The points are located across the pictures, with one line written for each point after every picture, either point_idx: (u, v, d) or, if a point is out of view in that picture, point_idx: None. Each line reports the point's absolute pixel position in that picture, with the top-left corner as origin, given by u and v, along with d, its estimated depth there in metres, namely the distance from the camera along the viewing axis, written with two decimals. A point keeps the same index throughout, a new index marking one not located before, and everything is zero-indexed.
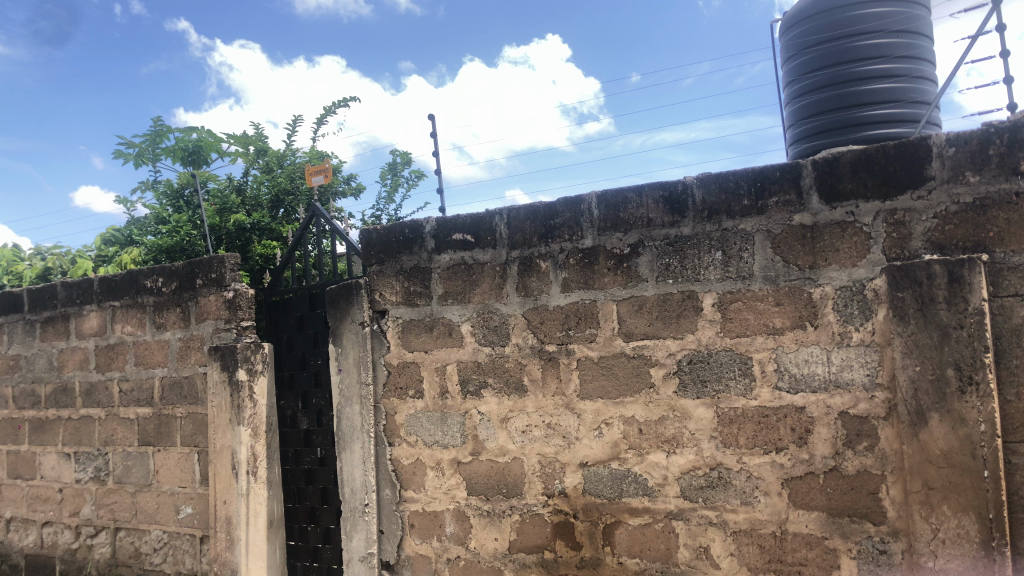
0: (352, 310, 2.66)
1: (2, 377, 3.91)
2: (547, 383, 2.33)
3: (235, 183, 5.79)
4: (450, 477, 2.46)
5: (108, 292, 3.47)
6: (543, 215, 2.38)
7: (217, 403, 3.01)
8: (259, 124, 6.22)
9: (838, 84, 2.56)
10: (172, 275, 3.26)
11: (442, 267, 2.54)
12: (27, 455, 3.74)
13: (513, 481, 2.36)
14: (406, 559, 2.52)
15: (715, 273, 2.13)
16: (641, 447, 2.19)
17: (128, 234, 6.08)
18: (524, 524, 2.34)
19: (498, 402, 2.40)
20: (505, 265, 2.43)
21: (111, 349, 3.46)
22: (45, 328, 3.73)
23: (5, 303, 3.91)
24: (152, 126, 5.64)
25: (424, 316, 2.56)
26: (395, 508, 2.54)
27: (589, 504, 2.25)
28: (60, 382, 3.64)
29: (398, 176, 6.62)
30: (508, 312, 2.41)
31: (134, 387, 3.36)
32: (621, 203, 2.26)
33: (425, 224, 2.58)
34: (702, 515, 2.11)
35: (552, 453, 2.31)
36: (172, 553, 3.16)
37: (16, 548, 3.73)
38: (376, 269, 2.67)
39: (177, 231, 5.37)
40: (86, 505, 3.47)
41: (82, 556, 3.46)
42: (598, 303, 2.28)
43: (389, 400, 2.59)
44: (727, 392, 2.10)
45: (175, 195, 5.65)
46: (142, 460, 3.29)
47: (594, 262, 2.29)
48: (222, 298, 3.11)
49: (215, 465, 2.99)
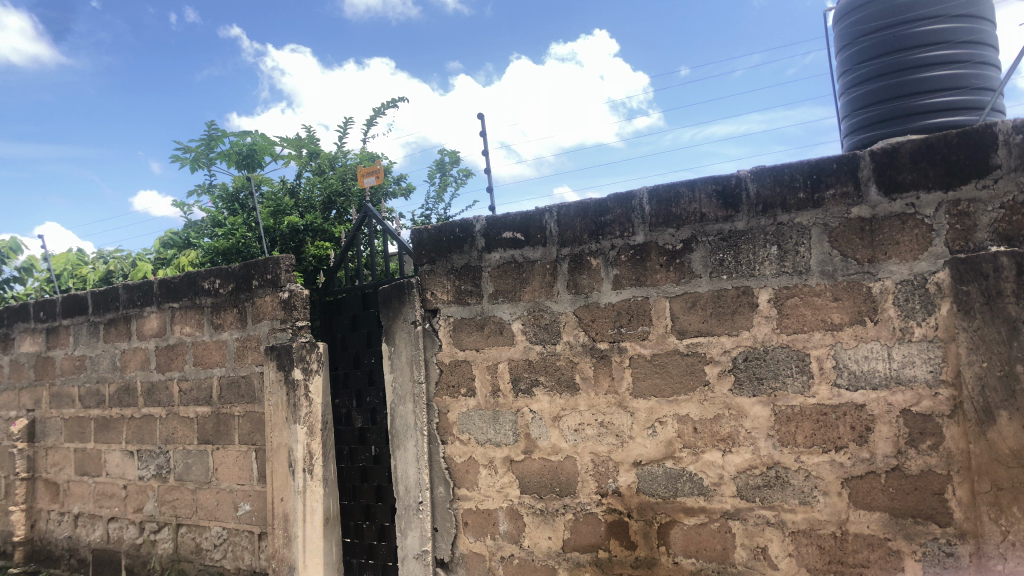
0: (404, 309, 2.67)
1: (69, 377, 4.03)
2: (599, 381, 2.31)
3: (289, 186, 5.87)
4: (503, 476, 2.46)
5: (168, 294, 3.56)
6: (593, 212, 2.36)
7: (274, 402, 3.06)
8: (311, 127, 6.31)
9: (897, 72, 2.49)
10: (229, 276, 3.33)
11: (493, 265, 2.54)
12: (94, 453, 3.86)
13: (566, 479, 2.35)
14: (460, 557, 2.53)
15: (771, 268, 2.09)
16: (696, 446, 2.17)
17: (186, 236, 6.22)
18: (577, 523, 2.32)
19: (550, 400, 2.39)
20: (555, 262, 2.42)
21: (171, 350, 3.54)
22: (108, 329, 3.84)
23: (71, 305, 4.03)
24: (207, 131, 5.76)
25: (475, 314, 2.56)
26: (449, 506, 2.55)
27: (643, 503, 2.23)
28: (123, 381, 3.74)
29: (447, 175, 6.65)
30: (559, 310, 2.40)
31: (193, 387, 3.43)
32: (672, 198, 2.23)
33: (475, 223, 2.58)
34: (760, 515, 2.07)
35: (605, 452, 2.29)
36: (232, 549, 3.22)
37: (84, 543, 3.85)
38: (427, 268, 2.68)
39: (233, 234, 5.49)
40: (149, 501, 3.56)
41: (146, 551, 3.55)
42: (651, 300, 2.25)
43: (442, 398, 2.60)
44: (785, 390, 2.06)
45: (231, 198, 5.75)
46: (202, 458, 3.36)
47: (646, 258, 2.27)
48: (278, 299, 3.16)
49: (272, 463, 3.04)
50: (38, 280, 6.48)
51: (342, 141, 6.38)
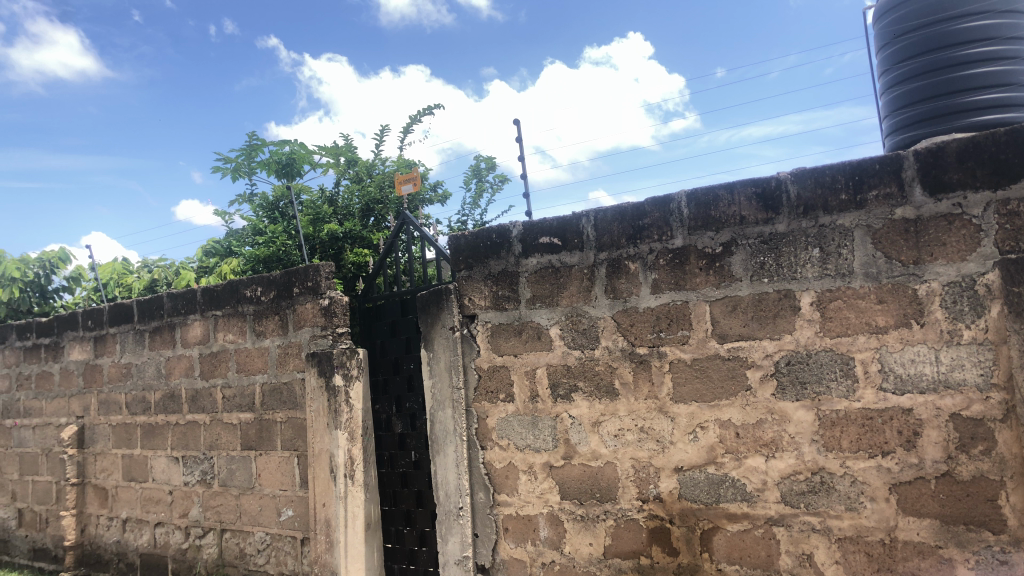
0: (442, 315, 2.68)
1: (116, 384, 4.11)
2: (639, 386, 2.30)
3: (327, 194, 5.94)
4: (544, 481, 2.45)
5: (211, 302, 3.62)
6: (631, 216, 2.35)
7: (316, 408, 3.08)
8: (349, 136, 6.38)
9: (941, 70, 2.44)
10: (271, 284, 3.37)
11: (530, 271, 2.54)
12: (140, 459, 3.93)
13: (607, 485, 2.33)
14: (501, 562, 2.52)
15: (813, 271, 2.06)
16: (738, 451, 2.14)
17: (228, 245, 6.31)
18: (619, 529, 2.31)
19: (590, 406, 2.38)
20: (593, 267, 2.41)
21: (214, 357, 3.60)
22: (153, 337, 3.91)
23: (117, 314, 4.11)
24: (247, 141, 5.85)
25: (513, 320, 2.56)
26: (489, 512, 2.55)
27: (685, 509, 2.20)
28: (168, 388, 3.81)
29: (483, 181, 6.67)
30: (597, 315, 2.39)
31: (236, 394, 3.48)
32: (711, 201, 2.22)
33: (512, 228, 2.59)
34: (805, 521, 2.04)
35: (646, 457, 2.28)
36: (275, 554, 3.25)
37: (131, 547, 3.92)
38: (464, 274, 2.69)
39: (274, 242, 5.56)
40: (194, 507, 3.62)
41: (192, 556, 3.60)
42: (691, 304, 2.23)
43: (481, 404, 2.60)
44: (828, 394, 2.03)
45: (271, 207, 5.82)
46: (245, 464, 3.40)
47: (685, 262, 2.25)
48: (319, 306, 3.19)
49: (314, 468, 3.06)
50: (85, 289, 6.63)
51: (379, 149, 6.44)
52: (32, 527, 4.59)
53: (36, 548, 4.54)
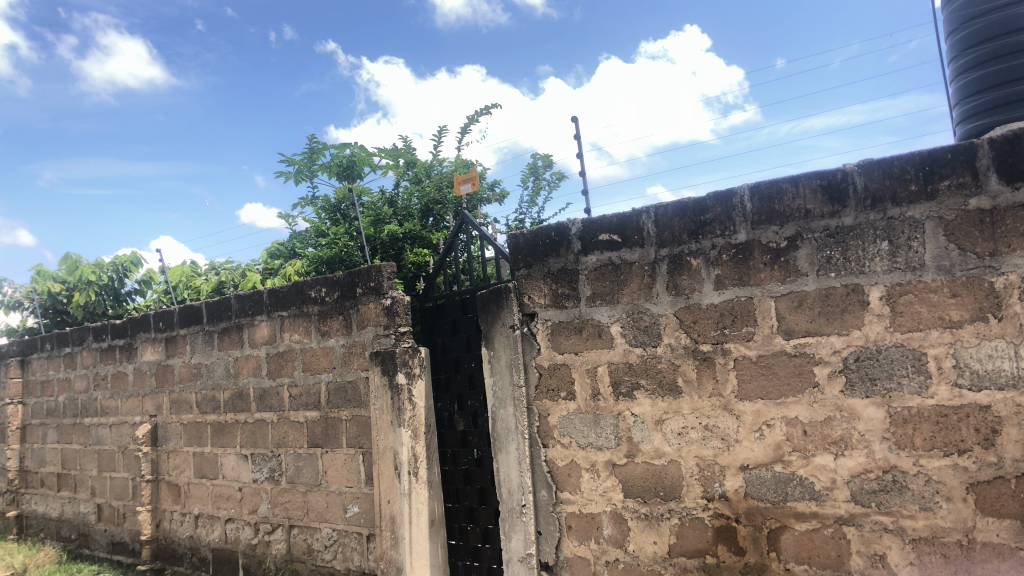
0: (502, 314, 2.69)
1: (187, 384, 4.23)
2: (702, 384, 2.27)
3: (387, 196, 6.02)
4: (607, 479, 2.44)
5: (277, 304, 3.70)
6: (692, 212, 2.33)
7: (380, 406, 3.12)
8: (407, 138, 6.44)
9: (1011, 55, 2.36)
10: (335, 284, 3.43)
11: (590, 268, 2.53)
12: (211, 456, 4.04)
13: (671, 484, 2.31)
14: (565, 560, 2.52)
15: (882, 264, 2.01)
16: (806, 449, 2.10)
17: (291, 247, 6.44)
18: (683, 528, 2.28)
19: (652, 404, 2.37)
20: (654, 263, 2.39)
21: (281, 356, 3.68)
22: (221, 338, 4.01)
23: (187, 316, 4.24)
24: (309, 144, 5.96)
25: (574, 318, 2.56)
26: (552, 509, 2.55)
27: (752, 508, 2.17)
28: (237, 388, 3.90)
29: (540, 179, 6.67)
30: (659, 312, 2.37)
31: (303, 392, 3.55)
32: (776, 194, 2.18)
33: (571, 226, 2.58)
34: (876, 521, 1.99)
35: (710, 455, 2.25)
36: (342, 550, 3.31)
37: (204, 542, 4.03)
38: (523, 272, 2.69)
39: (336, 244, 5.66)
40: (263, 503, 3.70)
41: (261, 551, 3.69)
42: (755, 300, 2.20)
43: (542, 402, 2.60)
44: (900, 390, 1.97)
45: (332, 209, 5.92)
46: (312, 461, 3.47)
47: (749, 257, 2.22)
48: (381, 306, 3.24)
49: (379, 466, 3.11)
50: (156, 292, 6.84)
51: (437, 149, 6.50)
52: (110, 522, 4.76)
53: (114, 542, 4.71)
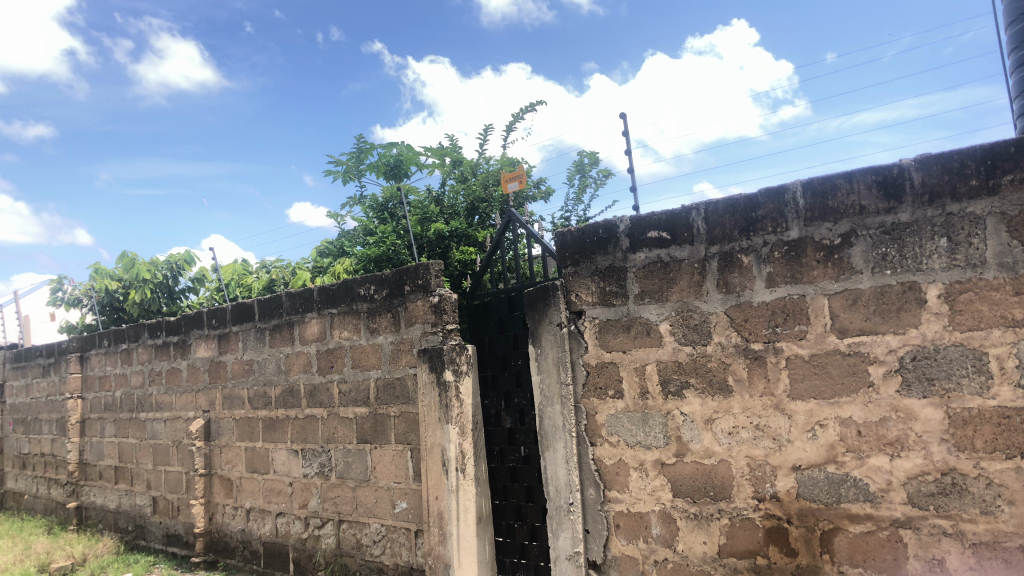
0: (550, 312, 2.68)
1: (239, 379, 4.31)
2: (753, 383, 2.24)
3: (433, 195, 6.07)
4: (655, 479, 2.42)
5: (327, 301, 3.75)
6: (744, 208, 2.30)
7: (428, 403, 3.14)
8: (453, 136, 6.47)
9: None
10: (384, 282, 3.47)
11: (638, 266, 2.51)
12: (262, 451, 4.10)
13: (721, 483, 2.29)
14: (613, 559, 2.51)
15: (940, 262, 1.96)
16: (860, 450, 2.06)
17: (340, 245, 6.52)
18: (733, 528, 2.26)
19: (702, 403, 2.34)
20: (704, 261, 2.37)
21: (331, 353, 3.72)
22: (273, 335, 4.08)
23: (240, 313, 4.32)
24: (357, 144, 6.03)
25: (621, 316, 2.54)
26: (600, 508, 2.54)
27: (804, 509, 2.14)
28: (288, 384, 3.96)
29: (586, 176, 6.65)
30: (709, 310, 2.35)
31: (352, 389, 3.59)
32: (829, 190, 2.14)
33: (620, 223, 2.56)
34: (934, 524, 1.94)
35: (761, 456, 2.22)
36: (390, 546, 3.34)
37: (255, 535, 4.10)
38: (571, 270, 2.68)
39: (384, 242, 5.71)
40: (313, 498, 3.75)
41: (311, 546, 3.74)
42: (808, 299, 2.16)
43: (590, 400, 2.59)
44: (959, 391, 1.93)
45: (380, 208, 5.99)
46: (361, 456, 3.50)
47: (801, 254, 2.19)
48: (429, 303, 3.26)
49: (427, 462, 3.13)
50: (209, 290, 6.98)
51: (483, 148, 6.52)
52: (165, 515, 4.86)
53: (169, 534, 4.82)
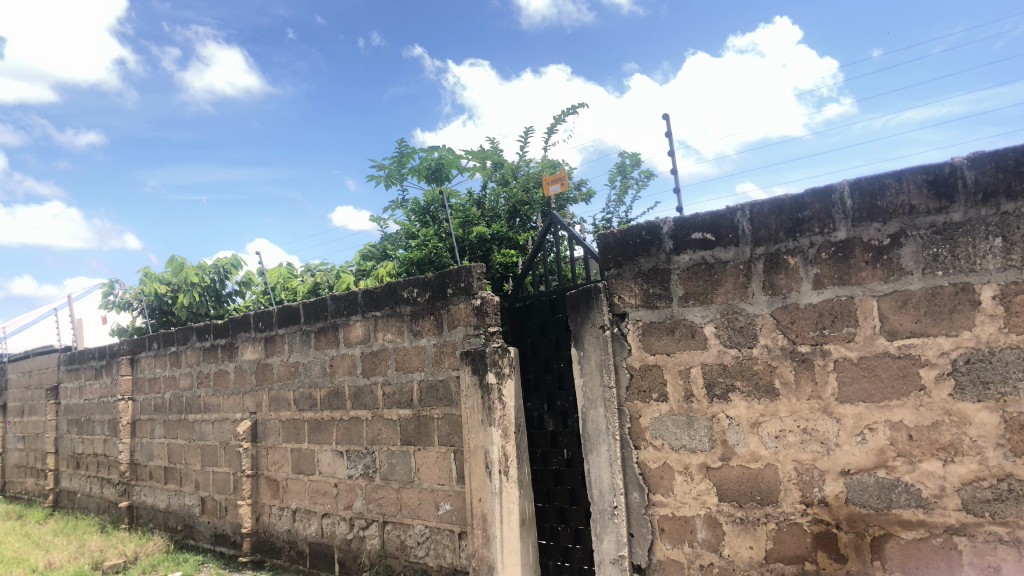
0: (592, 314, 2.67)
1: (286, 381, 4.37)
2: (800, 386, 2.21)
3: (475, 198, 6.10)
4: (700, 482, 2.40)
5: (371, 304, 3.79)
6: (790, 209, 2.28)
7: (471, 405, 3.16)
8: (494, 139, 6.50)
9: None
10: (426, 285, 3.49)
11: (682, 268, 2.49)
12: (308, 452, 4.15)
13: (768, 488, 2.26)
14: (658, 563, 2.48)
15: (995, 262, 1.92)
16: (911, 455, 2.02)
17: (383, 249, 6.58)
18: (781, 533, 2.23)
19: (748, 406, 2.32)
20: (749, 263, 2.34)
21: (375, 355, 3.76)
22: (319, 337, 4.13)
23: (286, 316, 4.38)
24: (399, 148, 6.08)
25: (665, 318, 2.52)
26: (644, 512, 2.52)
27: (853, 514, 2.10)
28: (333, 386, 4.01)
29: (628, 178, 6.62)
30: (755, 312, 2.32)
31: (396, 391, 3.62)
32: (878, 190, 2.11)
33: (663, 224, 2.55)
34: (990, 531, 1.90)
35: (809, 460, 2.19)
36: (434, 547, 3.36)
37: (302, 536, 4.16)
38: (613, 272, 2.68)
39: (426, 245, 5.76)
40: (358, 499, 3.79)
41: (356, 546, 3.78)
42: (856, 300, 2.13)
43: (633, 403, 2.57)
44: (1015, 395, 1.88)
45: (422, 212, 6.04)
46: (405, 458, 3.53)
47: (849, 255, 2.15)
48: (471, 306, 3.27)
49: (471, 464, 3.14)
50: (255, 293, 7.09)
51: (523, 151, 6.53)
52: (214, 514, 4.95)
53: (218, 534, 4.90)
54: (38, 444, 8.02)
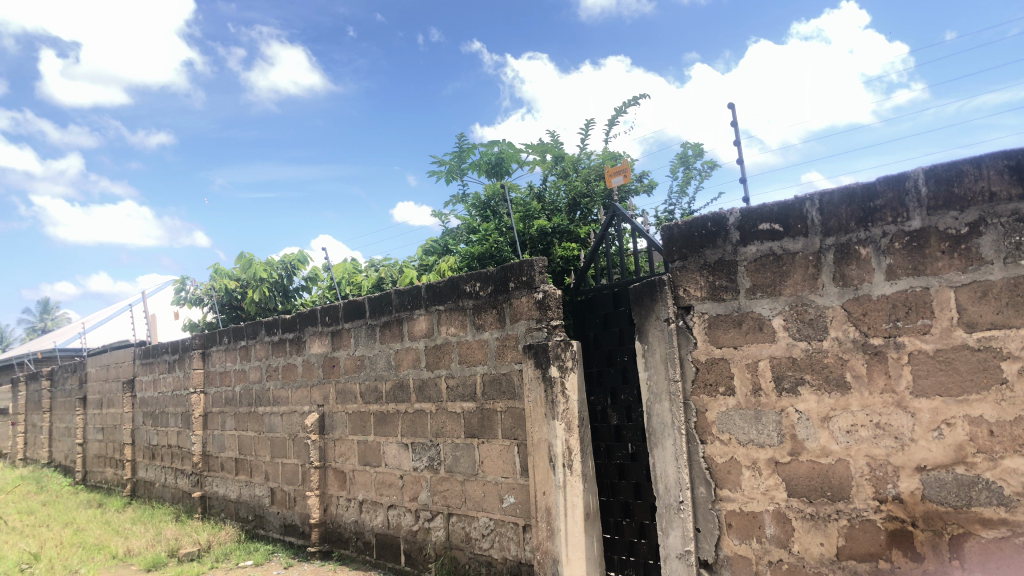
0: (657, 307, 2.65)
1: (352, 375, 4.44)
2: (873, 380, 2.16)
3: (535, 192, 6.10)
4: (769, 478, 2.36)
5: (434, 298, 3.83)
6: (861, 198, 2.22)
7: (534, 399, 3.17)
8: (554, 132, 6.49)
9: None
10: (489, 279, 3.51)
11: (749, 259, 2.45)
12: (374, 444, 4.22)
13: (839, 484, 2.21)
14: (725, 559, 2.45)
15: None
16: (992, 451, 1.95)
17: (444, 244, 6.63)
18: (853, 530, 2.18)
19: (818, 401, 2.27)
20: (819, 254, 2.29)
21: (439, 349, 3.79)
22: (383, 331, 4.18)
23: (352, 311, 4.45)
24: (459, 144, 6.11)
25: (732, 311, 2.48)
26: (711, 507, 2.49)
27: (930, 511, 2.04)
28: (398, 379, 4.06)
29: (690, 168, 6.53)
30: (825, 304, 2.27)
31: (459, 384, 3.65)
32: (955, 177, 2.04)
33: (729, 215, 2.51)
34: None
35: (883, 455, 2.13)
36: (499, 540, 3.38)
37: (368, 527, 4.22)
38: (678, 264, 2.65)
39: (487, 240, 5.78)
40: (423, 491, 3.83)
41: (422, 538, 3.82)
42: (932, 291, 2.07)
43: (699, 397, 2.54)
44: None
45: (483, 206, 6.08)
46: (469, 451, 3.56)
47: (924, 245, 2.09)
48: (533, 299, 3.28)
49: (535, 458, 3.15)
50: (321, 288, 7.22)
51: (584, 143, 6.51)
52: (283, 505, 5.06)
53: (287, 524, 5.01)
54: (116, 435, 8.32)
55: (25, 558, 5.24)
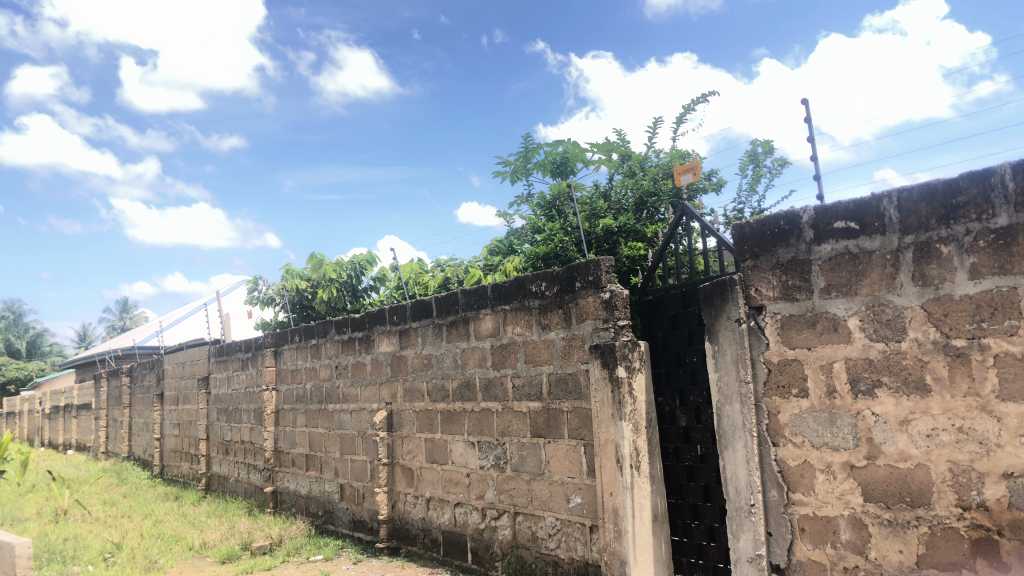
0: (727, 307, 2.60)
1: (419, 373, 4.49)
2: (955, 383, 2.08)
3: (601, 191, 6.09)
4: (844, 482, 2.30)
5: (500, 298, 3.84)
6: (942, 194, 2.15)
7: (601, 399, 3.15)
8: (620, 131, 6.45)
9: None
10: (555, 279, 3.50)
11: (824, 258, 2.39)
12: (441, 443, 4.26)
13: (919, 489, 2.14)
14: (798, 564, 2.40)
15: None
16: None
17: (509, 243, 6.66)
18: (934, 537, 2.10)
19: (896, 403, 2.20)
20: (897, 252, 2.22)
21: (504, 348, 3.80)
22: (450, 330, 4.22)
23: (419, 310, 4.50)
24: (524, 144, 6.13)
25: (806, 311, 2.43)
26: (783, 511, 2.44)
27: (1017, 520, 1.96)
28: (464, 377, 4.09)
29: (760, 166, 6.41)
30: (903, 304, 2.20)
31: (525, 383, 3.65)
32: None
33: (803, 214, 2.45)
34: None
35: (966, 461, 2.05)
36: (565, 539, 3.37)
37: (435, 524, 4.26)
38: (750, 264, 2.60)
39: (552, 239, 5.79)
40: (490, 490, 3.85)
41: (488, 536, 3.84)
42: (1020, 291, 1.99)
43: (771, 399, 2.49)
44: None
45: (548, 206, 6.09)
46: (535, 451, 3.56)
47: (1012, 243, 2.01)
48: (600, 299, 3.26)
49: (602, 458, 3.13)
50: (389, 288, 7.32)
51: (651, 141, 6.46)
52: (352, 501, 5.14)
53: (356, 520, 5.10)
54: (192, 431, 8.58)
55: (107, 547, 5.45)
